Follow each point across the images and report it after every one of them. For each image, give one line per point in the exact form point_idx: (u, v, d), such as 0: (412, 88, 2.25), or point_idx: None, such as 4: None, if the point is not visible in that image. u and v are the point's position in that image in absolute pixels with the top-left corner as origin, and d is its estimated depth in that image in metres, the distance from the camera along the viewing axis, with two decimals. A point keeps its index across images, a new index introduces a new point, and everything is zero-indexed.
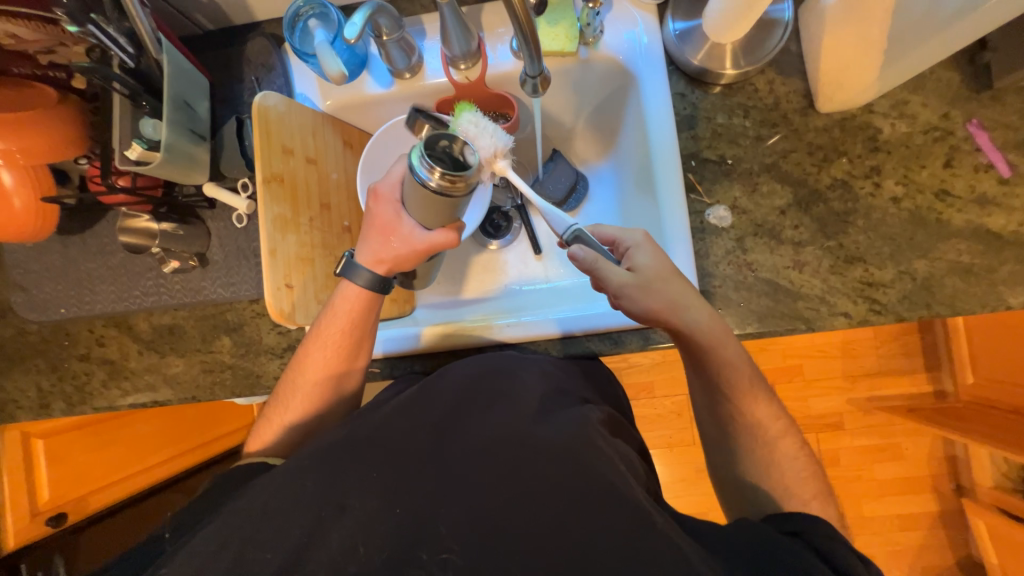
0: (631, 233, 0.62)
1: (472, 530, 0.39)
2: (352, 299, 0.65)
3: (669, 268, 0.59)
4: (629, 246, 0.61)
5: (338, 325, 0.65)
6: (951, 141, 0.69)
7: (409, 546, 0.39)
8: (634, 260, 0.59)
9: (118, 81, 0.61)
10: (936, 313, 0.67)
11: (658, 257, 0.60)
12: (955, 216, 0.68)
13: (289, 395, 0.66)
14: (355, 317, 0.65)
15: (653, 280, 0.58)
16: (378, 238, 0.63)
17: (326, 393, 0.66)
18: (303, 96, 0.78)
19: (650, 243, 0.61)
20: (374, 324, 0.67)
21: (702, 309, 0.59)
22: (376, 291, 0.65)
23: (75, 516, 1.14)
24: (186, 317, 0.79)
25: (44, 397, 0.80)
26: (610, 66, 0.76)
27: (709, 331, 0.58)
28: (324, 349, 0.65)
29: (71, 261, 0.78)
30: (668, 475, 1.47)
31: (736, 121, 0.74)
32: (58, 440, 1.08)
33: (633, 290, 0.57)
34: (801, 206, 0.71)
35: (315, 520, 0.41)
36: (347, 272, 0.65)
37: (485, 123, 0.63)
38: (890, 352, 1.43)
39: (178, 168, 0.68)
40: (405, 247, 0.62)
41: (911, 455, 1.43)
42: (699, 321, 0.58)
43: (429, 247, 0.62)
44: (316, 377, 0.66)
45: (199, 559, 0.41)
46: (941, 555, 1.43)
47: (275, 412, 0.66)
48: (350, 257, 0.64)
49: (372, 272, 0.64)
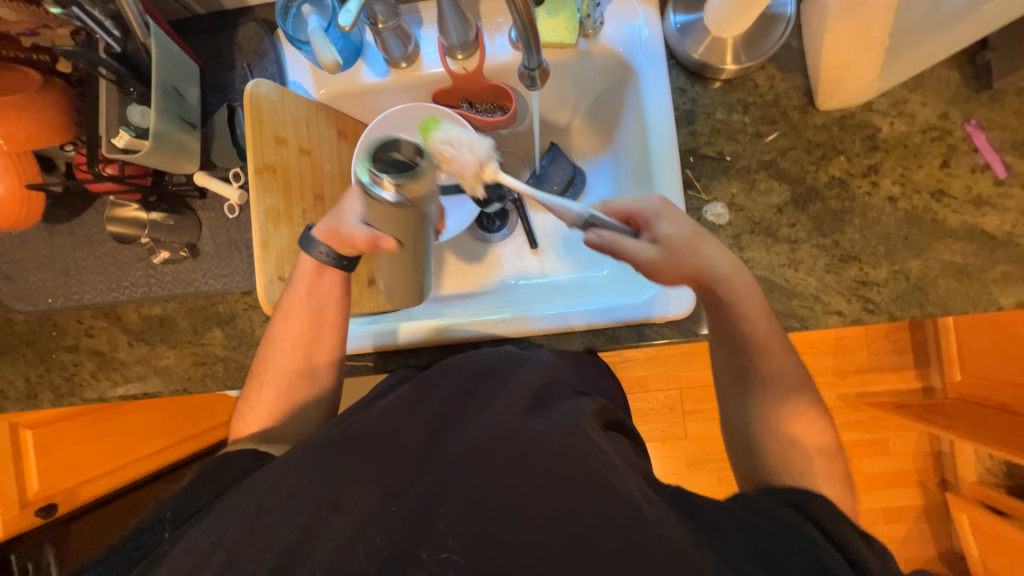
0: (648, 200, 0.59)
1: (472, 530, 0.38)
2: (307, 270, 0.64)
3: (694, 231, 0.58)
4: (649, 214, 0.59)
5: (297, 297, 0.64)
6: (948, 141, 0.69)
7: (407, 549, 0.38)
8: (658, 230, 0.57)
9: (102, 65, 0.59)
10: (929, 313, 0.67)
11: (679, 221, 0.58)
12: (951, 216, 0.68)
13: (262, 373, 0.65)
14: (315, 287, 0.65)
15: (678, 247, 0.57)
16: (333, 209, 0.63)
17: (297, 371, 0.65)
18: (295, 84, 0.76)
19: (667, 205, 0.59)
20: (333, 295, 0.65)
21: (726, 257, 0.58)
22: (330, 264, 0.63)
23: (65, 507, 1.15)
24: (177, 308, 0.78)
25: (32, 388, 0.79)
26: (609, 59, 0.75)
27: (735, 281, 0.58)
28: (288, 319, 0.64)
29: (58, 250, 0.77)
30: (660, 468, 1.48)
31: (736, 117, 0.73)
32: (48, 431, 1.07)
33: (663, 261, 0.56)
34: (797, 203, 0.71)
35: (311, 519, 0.41)
36: (303, 244, 0.64)
37: (457, 136, 0.53)
38: (881, 348, 1.44)
39: (168, 156, 0.67)
40: (338, 224, 0.61)
41: (899, 450, 1.45)
42: (726, 273, 0.57)
43: (353, 236, 0.59)
44: (283, 352, 0.65)
45: (194, 556, 0.40)
46: (924, 547, 1.46)
47: (251, 393, 0.65)
48: (307, 229, 0.64)
49: (326, 246, 0.63)
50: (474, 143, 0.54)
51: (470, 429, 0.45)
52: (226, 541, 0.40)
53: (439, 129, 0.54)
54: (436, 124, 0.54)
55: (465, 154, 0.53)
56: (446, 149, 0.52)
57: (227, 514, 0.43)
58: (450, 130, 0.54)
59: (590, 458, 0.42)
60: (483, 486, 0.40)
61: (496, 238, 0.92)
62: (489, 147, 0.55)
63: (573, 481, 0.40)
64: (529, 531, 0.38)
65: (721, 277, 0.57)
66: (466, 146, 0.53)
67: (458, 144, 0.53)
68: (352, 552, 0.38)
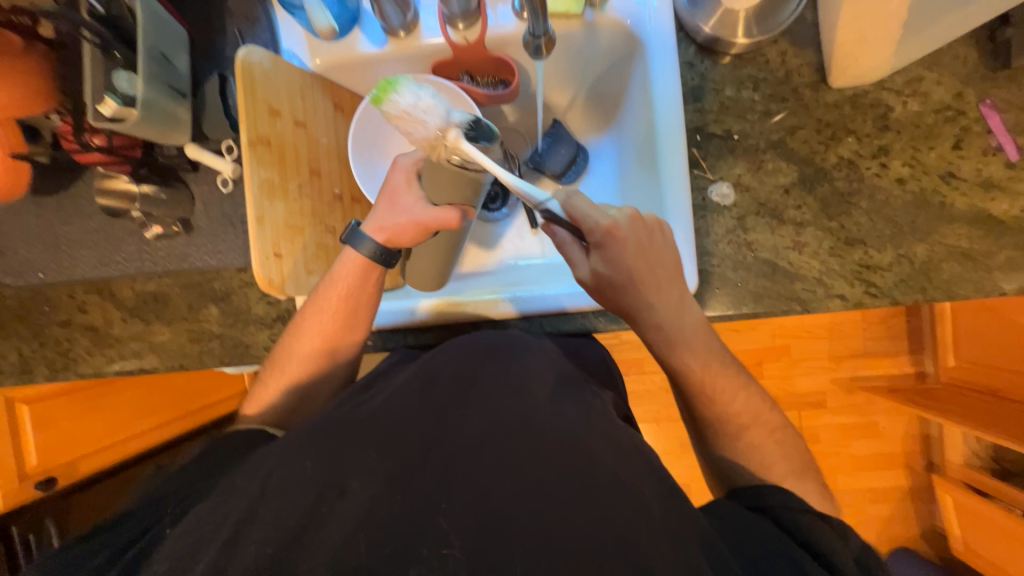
0: (592, 227, 0.57)
1: (477, 526, 0.37)
2: (350, 267, 0.64)
3: (628, 277, 0.58)
4: (593, 239, 0.57)
5: (336, 292, 0.64)
6: (961, 122, 0.67)
7: (408, 543, 0.37)
8: (593, 257, 0.59)
9: (86, 27, 0.57)
10: (931, 298, 0.67)
11: (617, 261, 0.57)
12: (959, 200, 0.67)
13: (283, 362, 0.66)
14: (355, 286, 0.64)
15: (606, 286, 0.59)
16: (383, 206, 0.63)
17: (321, 360, 0.66)
18: (289, 52, 0.73)
19: (614, 236, 0.56)
20: (372, 294, 0.65)
21: (663, 311, 0.59)
22: (375, 261, 0.64)
23: (65, 480, 1.13)
24: (171, 284, 0.76)
25: (25, 363, 0.78)
26: (616, 31, 0.72)
27: (670, 334, 0.60)
28: (321, 314, 0.65)
29: (46, 223, 0.75)
30: (653, 449, 1.51)
31: (745, 95, 0.71)
32: (44, 407, 1.07)
33: (591, 286, 0.61)
34: (804, 185, 0.69)
35: (316, 500, 0.40)
36: (352, 239, 0.64)
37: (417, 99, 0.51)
38: (876, 333, 1.45)
39: (158, 127, 0.64)
40: (407, 216, 0.61)
41: (888, 433, 1.48)
42: (660, 324, 0.60)
43: (433, 223, 0.60)
44: (310, 343, 0.65)
45: (198, 536, 0.41)
46: (907, 527, 1.50)
47: (269, 376, 0.67)
48: (356, 224, 0.64)
49: (378, 246, 0.63)
50: (425, 117, 0.51)
51: (476, 420, 0.44)
52: (229, 522, 0.40)
53: (394, 99, 0.51)
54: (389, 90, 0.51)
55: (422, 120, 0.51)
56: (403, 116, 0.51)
57: (229, 496, 0.43)
58: (402, 105, 0.51)
59: (597, 447, 0.41)
60: (489, 484, 0.39)
61: (496, 217, 0.90)
62: (441, 115, 0.51)
63: (579, 472, 0.39)
64: (535, 526, 0.37)
65: (641, 320, 0.61)
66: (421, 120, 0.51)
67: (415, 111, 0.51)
68: (353, 542, 0.37)
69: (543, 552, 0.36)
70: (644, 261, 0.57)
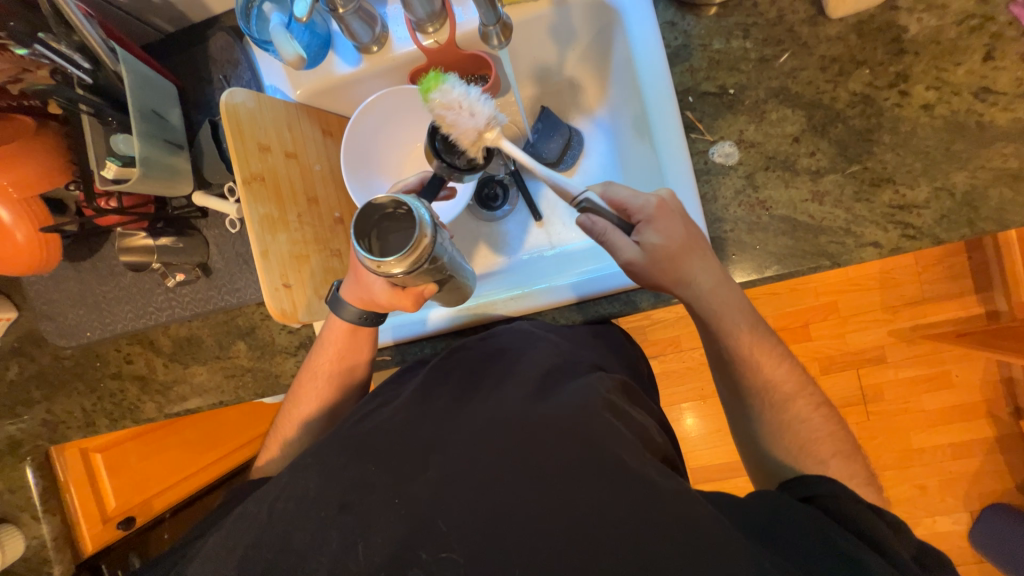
0: (643, 199, 0.57)
1: (476, 528, 0.36)
2: (338, 331, 0.66)
3: (681, 245, 0.56)
4: (643, 215, 0.57)
5: (327, 355, 0.67)
6: (990, 30, 0.60)
7: (409, 546, 0.37)
8: (646, 234, 0.56)
9: (81, 102, 0.61)
10: (982, 231, 0.60)
11: (670, 230, 0.56)
12: (998, 115, 0.59)
13: (284, 427, 0.67)
14: (347, 345, 0.67)
15: (660, 258, 0.56)
16: (350, 273, 0.64)
17: (322, 425, 0.67)
18: (272, 88, 0.74)
19: (665, 208, 0.57)
20: (363, 353, 0.68)
21: (709, 276, 0.57)
22: (364, 324, 0.66)
23: (140, 518, 1.21)
24: (201, 326, 0.81)
25: (89, 416, 0.85)
26: (589, 4, 0.69)
27: (714, 299, 0.57)
28: (316, 378, 0.67)
29: (86, 286, 0.80)
30: (701, 428, 1.45)
31: (736, 44, 0.66)
32: (113, 453, 1.13)
33: (643, 266, 0.56)
34: (816, 130, 0.64)
35: (318, 516, 0.40)
36: (333, 306, 0.65)
37: (460, 94, 0.59)
38: (934, 276, 1.33)
39: (159, 180, 0.67)
40: (370, 293, 0.62)
41: (961, 381, 1.35)
42: (705, 291, 0.57)
43: (391, 302, 0.62)
44: (308, 408, 0.67)
45: (216, 561, 0.42)
46: (1000, 482, 1.35)
47: (270, 444, 0.68)
48: (335, 291, 0.65)
49: (361, 310, 0.65)
50: (474, 107, 0.59)
51: (471, 416, 0.44)
52: (244, 545, 0.41)
53: (441, 90, 0.59)
54: (439, 83, 0.59)
55: (465, 115, 0.59)
56: (447, 112, 0.59)
57: (244, 521, 0.44)
58: (452, 93, 0.58)
59: (601, 437, 0.40)
60: (489, 481, 0.38)
61: (499, 216, 0.89)
62: (489, 110, 0.60)
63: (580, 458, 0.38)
64: (534, 517, 0.36)
65: (697, 292, 0.57)
66: (467, 112, 0.59)
67: (459, 105, 0.58)
68: (354, 551, 0.38)
69: (543, 544, 0.35)
70: (691, 232, 0.57)
